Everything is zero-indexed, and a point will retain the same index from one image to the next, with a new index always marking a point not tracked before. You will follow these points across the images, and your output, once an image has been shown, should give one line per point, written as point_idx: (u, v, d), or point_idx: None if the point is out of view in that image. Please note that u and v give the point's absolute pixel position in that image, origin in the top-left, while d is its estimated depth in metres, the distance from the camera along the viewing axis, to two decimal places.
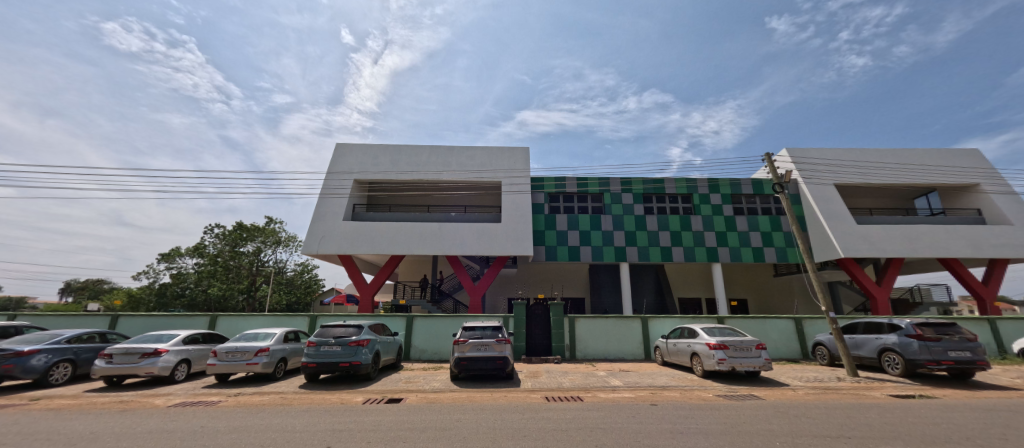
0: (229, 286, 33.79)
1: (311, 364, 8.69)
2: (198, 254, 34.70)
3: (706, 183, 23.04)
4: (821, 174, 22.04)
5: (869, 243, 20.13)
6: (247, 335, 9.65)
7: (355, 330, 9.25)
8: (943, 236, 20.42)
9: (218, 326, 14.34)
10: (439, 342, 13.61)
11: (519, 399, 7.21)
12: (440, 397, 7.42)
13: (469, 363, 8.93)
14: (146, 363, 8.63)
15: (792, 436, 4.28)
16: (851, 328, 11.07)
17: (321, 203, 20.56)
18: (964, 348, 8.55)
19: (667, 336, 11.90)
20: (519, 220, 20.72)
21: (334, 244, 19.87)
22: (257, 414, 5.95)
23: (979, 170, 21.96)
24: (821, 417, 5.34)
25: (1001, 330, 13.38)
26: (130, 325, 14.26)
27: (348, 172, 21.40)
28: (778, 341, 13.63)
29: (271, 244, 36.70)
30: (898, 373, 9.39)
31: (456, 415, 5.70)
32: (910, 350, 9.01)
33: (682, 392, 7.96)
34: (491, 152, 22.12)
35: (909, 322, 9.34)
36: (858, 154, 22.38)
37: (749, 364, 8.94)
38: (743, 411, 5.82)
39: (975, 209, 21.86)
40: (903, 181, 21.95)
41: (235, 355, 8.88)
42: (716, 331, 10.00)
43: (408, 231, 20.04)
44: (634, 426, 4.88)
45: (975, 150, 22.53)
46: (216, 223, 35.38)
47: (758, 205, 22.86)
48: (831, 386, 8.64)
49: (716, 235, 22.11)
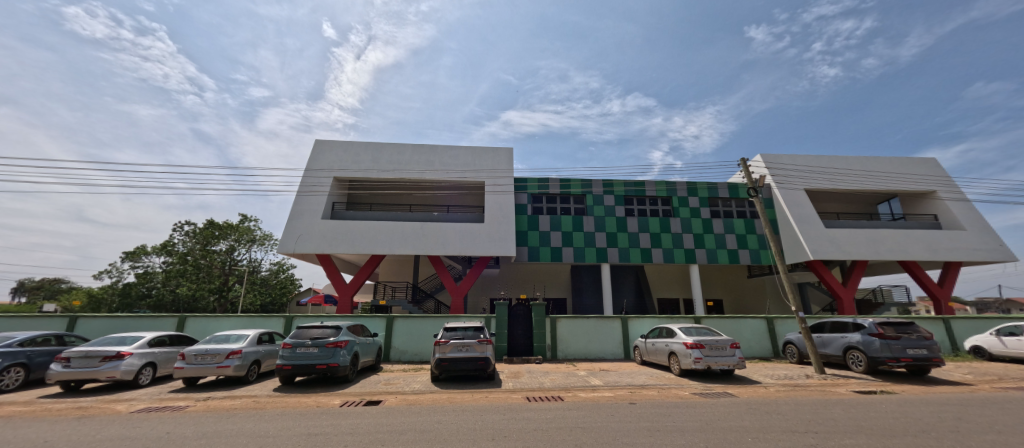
0: (199, 286, 32.48)
1: (286, 366, 8.42)
2: (166, 253, 33.28)
3: (685, 187, 23.56)
4: (792, 180, 22.95)
5: (836, 245, 21.05)
6: (218, 336, 9.30)
7: (333, 331, 9.03)
8: (902, 240, 21.60)
9: (186, 327, 13.76)
10: (420, 343, 13.45)
11: (500, 399, 7.24)
12: (420, 399, 7.33)
13: (450, 364, 8.86)
14: (107, 367, 8.16)
15: (763, 432, 4.42)
16: (819, 327, 11.55)
17: (298, 202, 20.01)
18: (921, 346, 9.06)
19: (645, 336, 12.14)
20: (503, 220, 20.67)
21: (312, 243, 19.38)
22: (229, 418, 5.73)
23: (935, 178, 23.34)
24: (790, 413, 5.57)
25: (954, 329, 14.23)
26: (89, 327, 13.50)
27: (325, 169, 20.90)
28: (751, 340, 14.09)
29: (245, 243, 35.41)
30: (861, 370, 9.86)
31: (435, 417, 5.64)
32: (872, 347, 9.47)
33: (659, 391, 8.13)
34: (474, 152, 22.01)
35: (873, 321, 9.81)
36: (828, 160, 23.36)
37: (724, 363, 9.21)
38: (717, 408, 6.02)
39: (931, 215, 23.22)
40: (868, 187, 23.05)
41: (204, 358, 8.52)
42: (693, 330, 10.23)
43: (389, 230, 19.74)
44: (613, 424, 4.98)
45: (932, 158, 23.86)
46: (186, 220, 34.08)
47: (733, 208, 23.60)
48: (800, 383, 9.00)
49: (693, 237, 22.67)
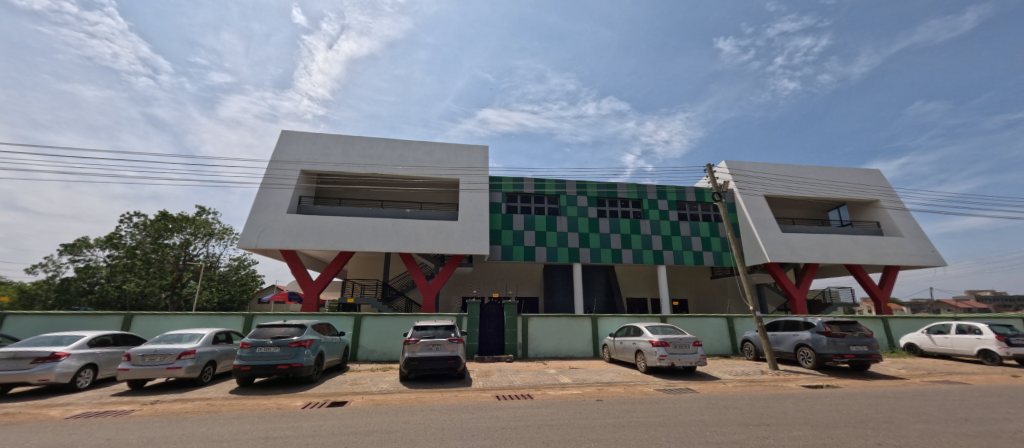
0: (149, 282, 30.32)
1: (244, 367, 8.03)
2: (112, 246, 30.86)
3: (655, 190, 24.31)
4: (753, 186, 24.20)
5: (791, 249, 22.39)
6: (170, 336, 8.72)
7: (296, 330, 8.68)
8: (849, 245, 23.26)
9: (133, 326, 12.81)
10: (389, 342, 13.17)
11: (469, 398, 7.21)
12: (387, 399, 7.18)
13: (419, 363, 8.73)
14: (39, 369, 7.47)
15: (720, 426, 4.64)
16: (774, 326, 12.25)
17: (262, 194, 19.08)
18: (862, 343, 9.81)
19: (614, 335, 12.44)
20: (477, 218, 20.56)
21: (276, 238, 18.53)
22: (180, 422, 5.39)
23: (879, 188, 25.28)
24: (746, 407, 5.88)
25: (891, 328, 15.48)
26: (19, 326, 12.30)
27: (292, 161, 20.04)
28: (713, 338, 14.75)
29: (202, 236, 33.40)
30: (810, 366, 10.54)
31: (403, 417, 5.55)
32: (820, 344, 10.15)
33: (626, 388, 8.37)
34: (450, 148, 21.77)
35: (821, 321, 10.52)
36: (786, 169, 24.78)
37: (687, 360, 9.59)
38: (679, 404, 6.27)
39: (875, 222, 25.14)
40: (820, 195, 24.64)
41: (153, 359, 7.96)
42: (658, 329, 10.59)
43: (359, 226, 19.19)
44: (580, 421, 5.07)
45: (876, 170, 25.81)
46: (135, 211, 31.66)
47: (700, 211, 24.58)
48: (755, 378, 9.52)
49: (661, 239, 23.45)
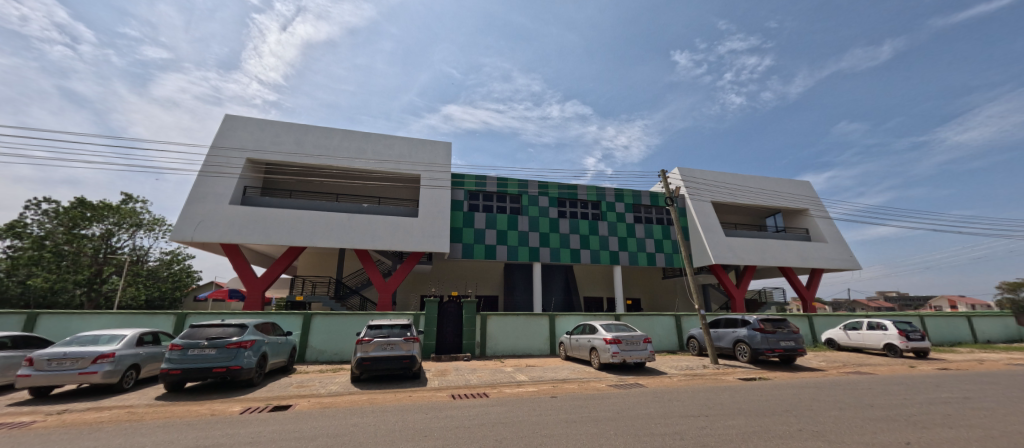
0: (60, 277, 26.79)
1: (173, 371, 7.34)
2: (14, 236, 26.99)
3: (613, 193, 25.21)
4: (702, 193, 25.81)
5: (733, 252, 24.13)
6: (84, 337, 7.79)
7: (236, 330, 8.08)
8: (783, 249, 25.47)
9: (38, 326, 11.30)
10: (340, 341, 12.62)
11: (423, 398, 7.09)
12: (337, 402, 6.89)
13: (372, 363, 8.45)
14: None
15: (663, 418, 4.92)
16: (716, 323, 13.15)
17: (200, 183, 17.56)
18: (790, 338, 10.80)
19: (570, 333, 12.75)
20: (437, 215, 20.23)
21: (215, 231, 17.11)
22: (92, 434, 4.83)
23: (808, 198, 27.89)
24: (687, 400, 6.28)
25: (815, 325, 17.14)
26: None
27: (237, 148, 18.62)
28: (661, 335, 15.57)
29: (128, 227, 30.10)
30: (745, 360, 11.42)
31: (351, 420, 5.35)
32: (754, 340, 11.03)
33: (579, 384, 8.63)
34: (411, 143, 21.23)
35: (756, 318, 11.44)
36: (731, 177, 26.66)
37: (637, 356, 10.04)
38: (628, 398, 6.56)
39: (804, 229, 27.71)
40: (759, 203, 26.77)
41: (62, 363, 7.06)
42: (612, 327, 10.99)
43: (311, 220, 18.22)
44: (533, 418, 5.17)
45: (807, 182, 28.45)
46: (44, 197, 27.82)
47: (654, 215, 25.80)
48: (698, 372, 10.17)
49: (618, 240, 24.37)
